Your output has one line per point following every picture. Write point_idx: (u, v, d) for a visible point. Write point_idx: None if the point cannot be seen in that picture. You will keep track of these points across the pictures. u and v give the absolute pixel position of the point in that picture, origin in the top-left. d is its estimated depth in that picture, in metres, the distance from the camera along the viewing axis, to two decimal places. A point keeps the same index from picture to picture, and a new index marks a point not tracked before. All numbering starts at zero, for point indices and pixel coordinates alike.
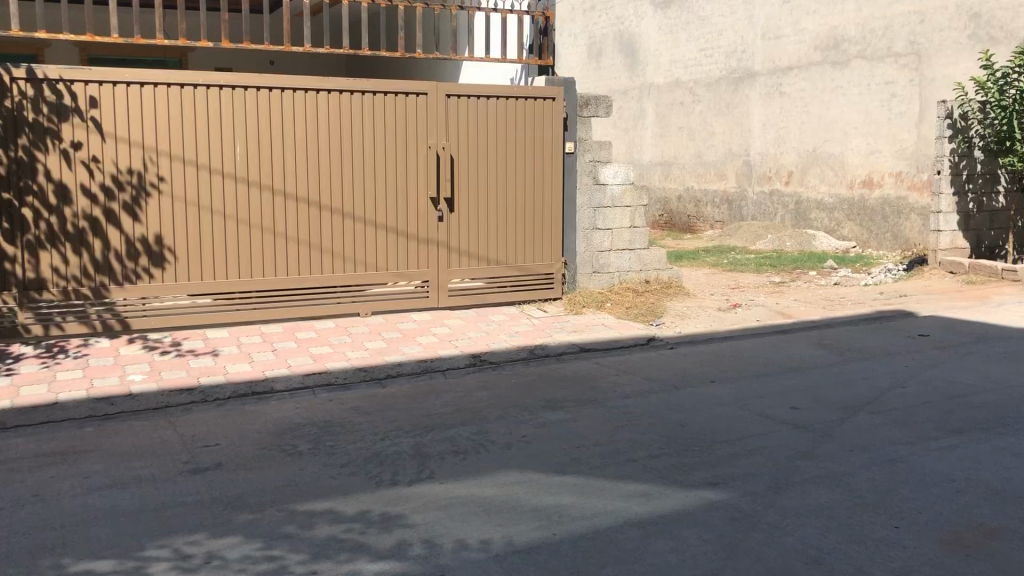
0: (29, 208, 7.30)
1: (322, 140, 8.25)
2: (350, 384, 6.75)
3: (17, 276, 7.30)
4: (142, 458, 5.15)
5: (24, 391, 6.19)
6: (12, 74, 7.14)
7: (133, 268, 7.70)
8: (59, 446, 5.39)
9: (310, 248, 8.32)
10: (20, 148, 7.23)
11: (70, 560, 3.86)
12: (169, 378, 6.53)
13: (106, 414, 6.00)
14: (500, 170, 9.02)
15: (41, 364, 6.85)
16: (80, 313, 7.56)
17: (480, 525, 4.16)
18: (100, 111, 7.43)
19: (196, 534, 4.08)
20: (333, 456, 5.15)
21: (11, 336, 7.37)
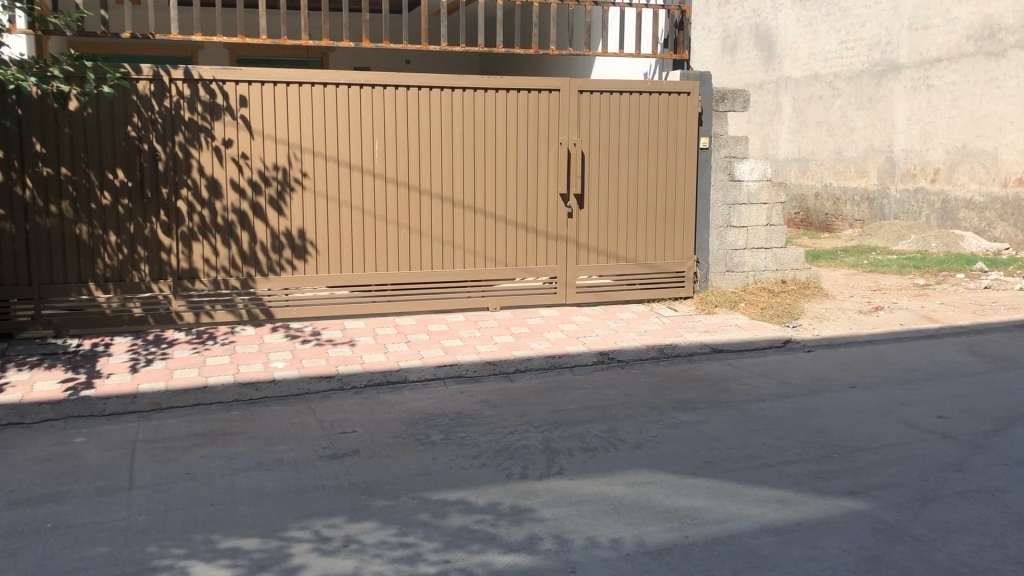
0: (184, 202, 7.72)
1: (456, 136, 8.39)
2: (480, 376, 6.83)
3: (172, 266, 7.74)
4: (284, 442, 5.37)
5: (177, 375, 6.55)
6: (171, 75, 7.54)
7: (278, 260, 8.03)
8: (209, 428, 5.68)
9: (442, 243, 8.47)
10: (177, 145, 7.64)
11: (220, 536, 4.06)
12: (309, 366, 6.79)
13: (251, 398, 6.29)
14: (632, 166, 8.93)
15: (193, 349, 7.24)
16: (228, 302, 7.95)
17: (610, 523, 4.13)
18: (249, 110, 7.79)
19: (335, 518, 4.22)
20: (464, 448, 5.23)
21: (166, 322, 7.82)
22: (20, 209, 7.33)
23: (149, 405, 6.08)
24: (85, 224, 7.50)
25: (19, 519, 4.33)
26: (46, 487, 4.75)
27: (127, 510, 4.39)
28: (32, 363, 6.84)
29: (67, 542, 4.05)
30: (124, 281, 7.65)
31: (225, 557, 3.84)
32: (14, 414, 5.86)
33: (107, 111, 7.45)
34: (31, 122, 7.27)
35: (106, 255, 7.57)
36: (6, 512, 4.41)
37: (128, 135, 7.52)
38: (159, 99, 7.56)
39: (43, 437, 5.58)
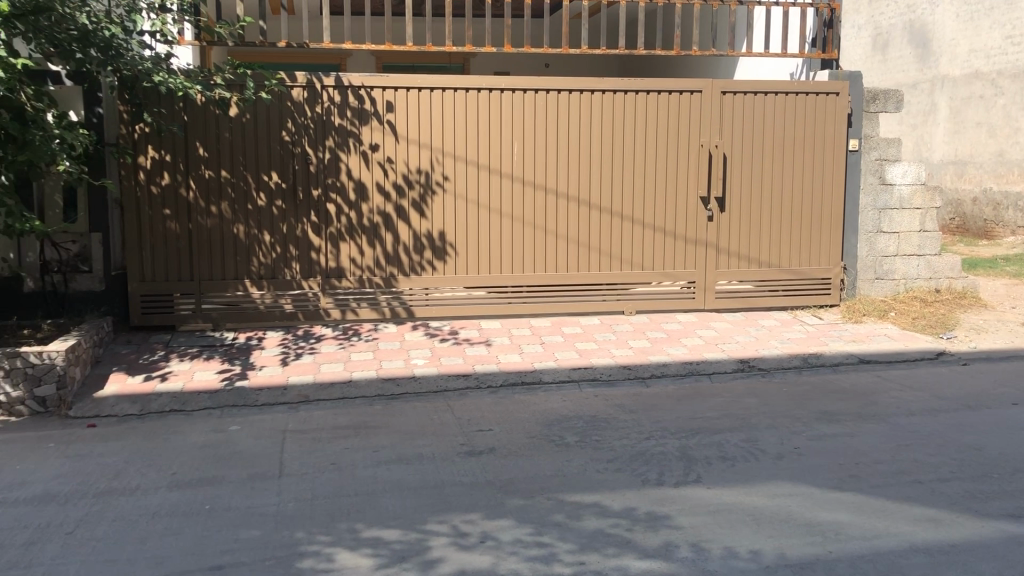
0: (333, 204, 8.04)
1: (595, 139, 8.38)
2: (615, 381, 6.79)
3: (321, 265, 8.08)
4: (423, 437, 5.51)
5: (323, 369, 6.84)
6: (323, 82, 7.86)
7: (419, 261, 8.25)
8: (353, 421, 5.89)
9: (579, 246, 8.49)
10: (327, 149, 7.96)
11: (362, 525, 4.21)
12: (447, 364, 6.93)
13: (392, 394, 6.47)
14: (776, 169, 8.70)
15: (338, 345, 7.53)
16: (372, 300, 8.21)
17: (749, 534, 4.04)
18: (395, 115, 8.03)
19: (472, 514, 4.30)
20: (599, 451, 5.22)
21: (314, 318, 8.15)
22: (184, 210, 7.82)
23: (297, 397, 6.36)
24: (243, 224, 7.93)
25: (180, 500, 4.62)
26: (204, 471, 5.04)
27: (278, 497, 4.61)
28: (192, 354, 7.28)
29: (223, 524, 4.29)
30: (277, 278, 8.03)
31: (367, 546, 3.98)
32: (176, 401, 6.26)
33: (264, 117, 7.85)
34: (196, 128, 7.74)
35: (261, 254, 7.98)
36: (169, 493, 4.72)
37: (282, 140, 7.89)
38: (312, 106, 7.90)
39: (201, 424, 5.94)
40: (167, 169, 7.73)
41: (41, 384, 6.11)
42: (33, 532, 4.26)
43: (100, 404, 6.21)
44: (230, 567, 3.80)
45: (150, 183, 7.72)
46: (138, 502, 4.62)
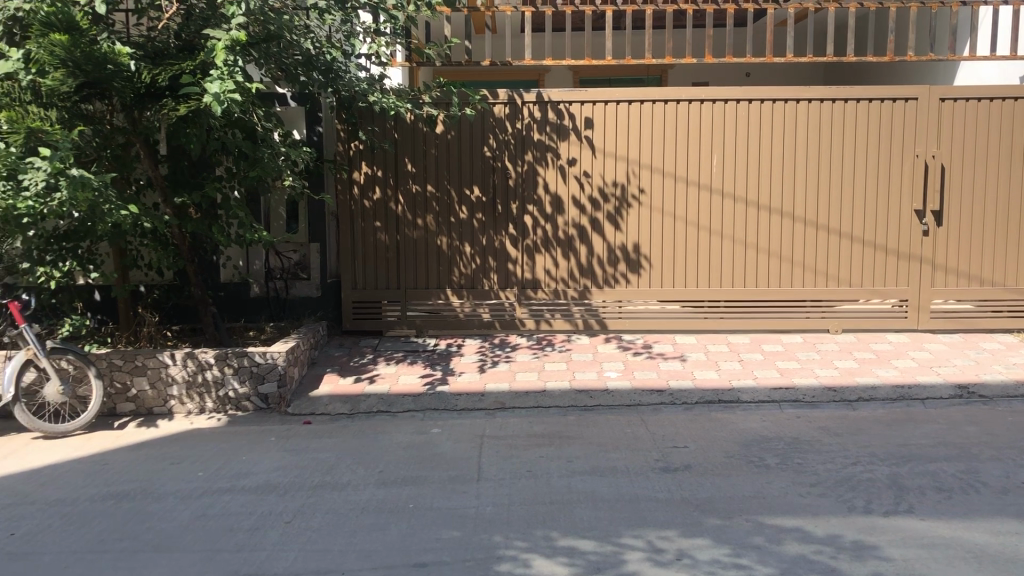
0: (530, 217, 8.23)
1: (799, 151, 8.10)
2: (818, 403, 6.51)
3: (517, 276, 8.27)
4: (618, 451, 5.51)
5: (519, 378, 6.99)
6: (523, 98, 8.05)
7: (613, 273, 8.27)
8: (548, 430, 5.98)
9: (780, 260, 8.22)
10: (526, 164, 8.15)
11: (558, 534, 4.27)
12: (641, 378, 6.90)
13: (586, 405, 6.52)
14: (1002, 180, 8.06)
15: (534, 354, 7.67)
16: (566, 312, 8.31)
17: (969, 572, 3.76)
18: (593, 130, 8.11)
19: (668, 530, 4.26)
20: (801, 474, 5.03)
21: (510, 327, 8.35)
22: (393, 222, 8.25)
23: (494, 404, 6.53)
24: (445, 236, 8.26)
25: (386, 497, 4.87)
26: (407, 471, 5.29)
27: (477, 500, 4.77)
28: (397, 358, 7.65)
29: (425, 523, 4.48)
30: (476, 288, 8.30)
31: (563, 555, 4.03)
32: (382, 403, 6.60)
33: (468, 133, 8.14)
34: (405, 145, 8.15)
35: (461, 264, 8.28)
36: (376, 490, 4.98)
37: (484, 155, 8.15)
38: (513, 122, 8.12)
39: (405, 426, 6.23)
40: (378, 184, 8.19)
41: (264, 381, 6.63)
42: (257, 519, 4.63)
43: (315, 403, 6.65)
44: (432, 565, 3.96)
45: (363, 197, 8.20)
46: (349, 497, 4.91)
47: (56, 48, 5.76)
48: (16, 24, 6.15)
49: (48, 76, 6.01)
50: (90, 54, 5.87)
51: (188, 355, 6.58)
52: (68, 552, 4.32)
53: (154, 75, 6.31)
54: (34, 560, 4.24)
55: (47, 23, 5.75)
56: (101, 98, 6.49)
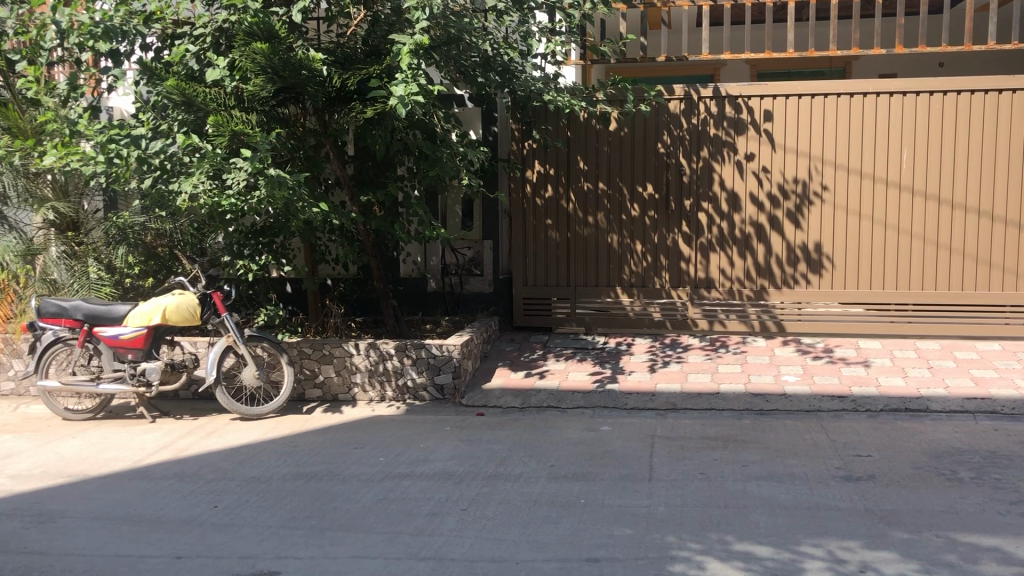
0: (705, 214, 8.09)
1: (1000, 145, 7.55)
2: (1020, 415, 6.03)
3: (691, 275, 8.15)
4: (796, 457, 5.33)
5: (691, 378, 6.90)
6: (700, 93, 7.92)
7: (793, 273, 8.00)
8: (721, 433, 5.86)
9: (977, 262, 7.69)
10: (702, 160, 8.02)
11: (733, 538, 4.18)
12: (821, 384, 6.64)
13: (761, 409, 6.34)
14: None
15: (706, 355, 7.53)
16: (741, 312, 8.10)
17: None
18: (772, 125, 7.87)
19: (850, 541, 4.09)
20: (1000, 491, 4.69)
21: (682, 328, 8.23)
22: (564, 220, 8.32)
23: (665, 405, 6.47)
24: (617, 234, 8.25)
25: (558, 492, 4.92)
26: (578, 467, 5.32)
27: (649, 499, 4.74)
28: (567, 355, 7.71)
29: (597, 519, 4.50)
30: (647, 287, 8.24)
31: (738, 559, 3.95)
32: (553, 398, 6.68)
33: (642, 130, 8.09)
34: (578, 143, 8.20)
35: (632, 263, 8.24)
36: (549, 484, 5.05)
37: (657, 152, 8.09)
38: (688, 117, 8.00)
39: (576, 422, 6.27)
40: (551, 182, 8.28)
41: (440, 372, 6.86)
42: (435, 505, 4.80)
43: (488, 395, 6.81)
44: (605, 561, 3.98)
45: (536, 195, 8.32)
46: (522, 489, 5.00)
47: (257, 56, 6.17)
48: (221, 35, 6.70)
49: (249, 82, 6.46)
50: (287, 61, 6.25)
51: (371, 345, 6.90)
52: (263, 526, 4.63)
53: (344, 79, 6.64)
54: (234, 532, 4.58)
55: (249, 32, 6.19)
56: (295, 102, 6.89)
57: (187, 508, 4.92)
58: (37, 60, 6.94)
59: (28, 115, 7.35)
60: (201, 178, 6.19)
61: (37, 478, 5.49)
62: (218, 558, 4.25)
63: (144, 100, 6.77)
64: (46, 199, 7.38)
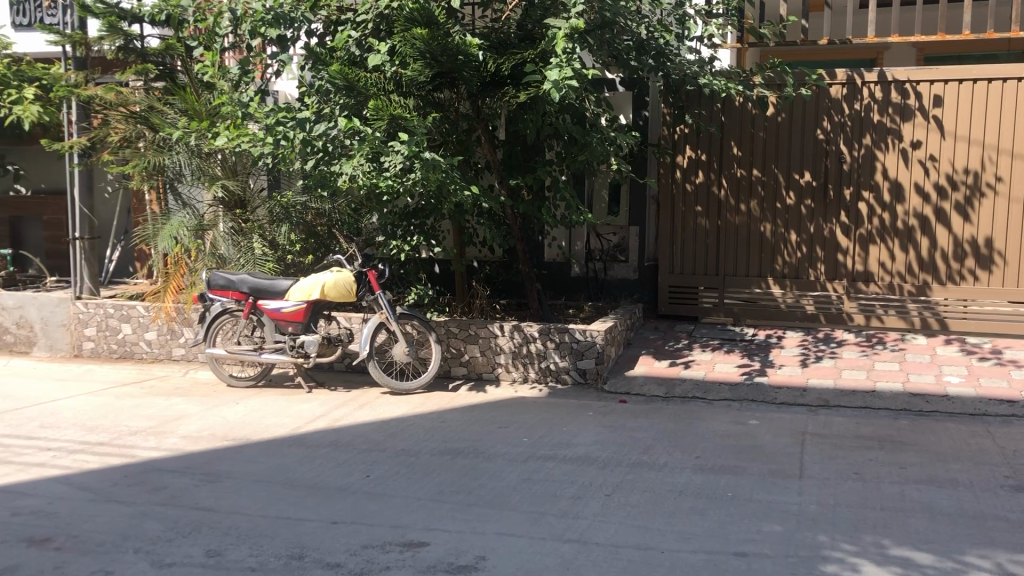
0: (865, 204, 7.75)
1: None
2: None
3: (847, 268, 7.84)
4: (961, 462, 5.06)
5: (845, 375, 6.65)
6: (864, 78, 7.59)
7: (960, 269, 7.56)
8: (877, 433, 5.63)
9: None
10: (864, 148, 7.68)
11: (890, 542, 4.02)
12: (987, 386, 6.27)
13: (921, 410, 6.05)
14: None
15: (862, 351, 7.24)
16: (901, 308, 7.73)
17: None
18: (943, 111, 7.44)
19: (1022, 555, 3.85)
20: None
21: (836, 322, 7.94)
22: (715, 207, 8.15)
23: (816, 401, 6.27)
24: (769, 223, 8.02)
25: (704, 483, 4.86)
26: (725, 459, 5.23)
27: (800, 497, 4.61)
28: (714, 345, 7.57)
29: (745, 513, 4.41)
30: (800, 278, 7.98)
31: (896, 564, 3.79)
32: (698, 389, 6.58)
33: (801, 116, 7.83)
34: (732, 128, 8.02)
35: (786, 253, 8.00)
36: (694, 475, 4.99)
37: (816, 138, 7.81)
38: (851, 103, 7.67)
39: (722, 414, 6.16)
40: (702, 168, 8.14)
41: (583, 357, 6.87)
42: (579, 489, 4.83)
43: (632, 382, 6.78)
44: (753, 556, 3.90)
45: (685, 181, 8.19)
46: (667, 478, 4.96)
47: (417, 41, 6.32)
48: (382, 21, 6.88)
49: (408, 67, 6.65)
50: (445, 46, 6.37)
51: (515, 328, 6.99)
52: (413, 498, 4.79)
53: (499, 64, 6.71)
54: (385, 502, 4.75)
55: (410, 18, 6.34)
56: (450, 86, 7.00)
57: (341, 476, 5.14)
58: (213, 46, 7.39)
59: (202, 99, 7.81)
60: (360, 161, 6.42)
61: (205, 440, 5.86)
62: (371, 526, 4.42)
63: (308, 84, 7.06)
64: (216, 177, 7.81)
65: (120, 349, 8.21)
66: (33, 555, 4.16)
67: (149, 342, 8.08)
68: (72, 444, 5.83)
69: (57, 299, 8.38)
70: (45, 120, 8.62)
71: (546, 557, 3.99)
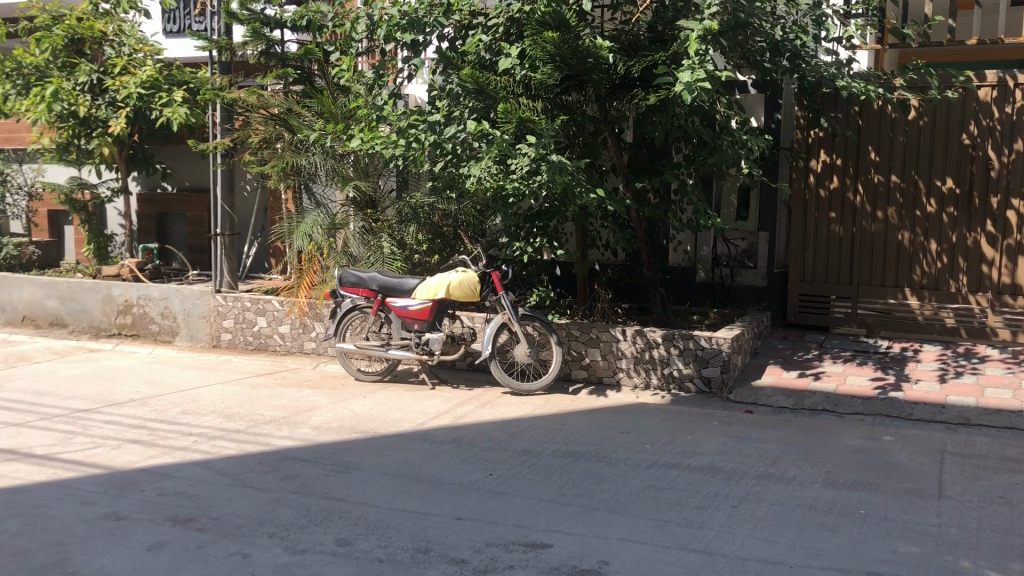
0: (1014, 213, 7.34)
1: None
2: None
3: (992, 280, 7.44)
4: None
5: (989, 392, 6.30)
6: (1017, 79, 7.18)
7: None
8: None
9: None
10: (1015, 153, 7.27)
11: None
12: None
13: None
14: None
15: (1007, 368, 6.84)
16: None
17: None
18: None
19: None
20: None
21: (979, 337, 7.52)
22: (850, 214, 7.88)
23: (957, 419, 5.97)
24: (908, 231, 7.70)
25: (836, 499, 4.69)
26: (858, 475, 5.05)
27: (940, 518, 4.40)
28: (845, 357, 7.32)
29: (880, 532, 4.25)
30: (940, 289, 7.62)
31: None
32: (828, 402, 6.38)
33: (944, 120, 7.49)
34: (870, 132, 7.73)
35: (925, 262, 7.66)
36: (825, 490, 4.83)
37: (961, 143, 7.44)
38: (1001, 106, 7.28)
39: (854, 429, 5.94)
40: (836, 173, 7.88)
41: (708, 365, 6.75)
42: (704, 498, 4.75)
43: (758, 392, 6.63)
44: None
45: (818, 186, 7.96)
46: (796, 492, 4.82)
47: (548, 44, 6.35)
48: (513, 24, 6.96)
49: (538, 70, 6.68)
50: (576, 49, 6.37)
51: (638, 332, 6.95)
52: (535, 498, 4.81)
53: (629, 66, 6.67)
54: (508, 501, 4.79)
55: (542, 22, 6.38)
56: (578, 89, 6.99)
57: (465, 473, 5.21)
58: (349, 51, 7.64)
59: (338, 102, 8.08)
60: (488, 163, 6.49)
61: (334, 431, 6.05)
62: (495, 524, 4.47)
63: (438, 87, 7.20)
64: (349, 177, 8.05)
65: (254, 341, 8.58)
66: (178, 534, 4.39)
67: (282, 335, 8.42)
68: (211, 430, 6.12)
69: (199, 292, 8.81)
70: (192, 121, 9.09)
71: (671, 565, 3.95)
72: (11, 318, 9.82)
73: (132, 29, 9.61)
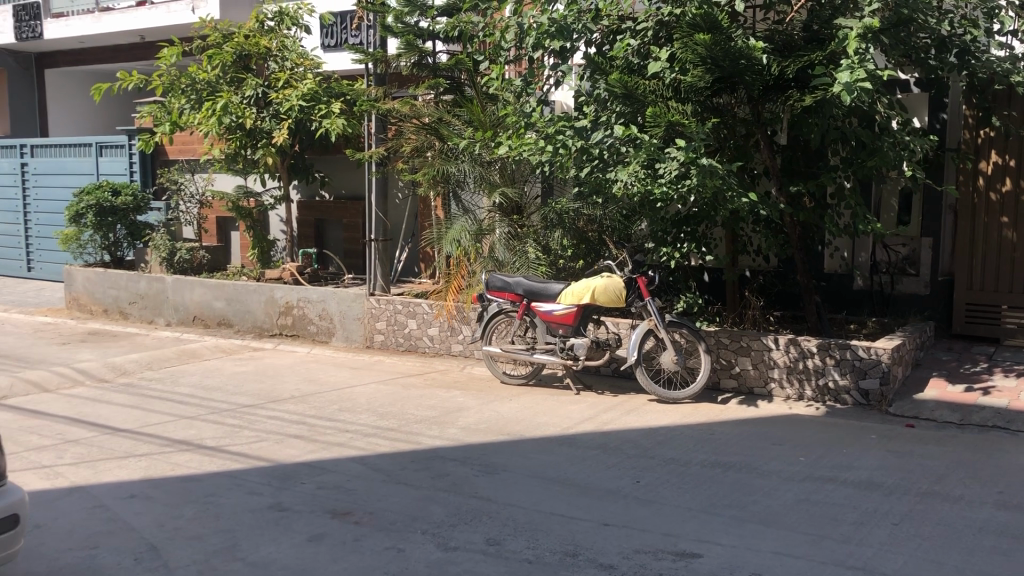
0: None
1: None
2: None
3: None
4: None
5: None
6: None
7: None
8: None
9: None
10: None
11: None
12: None
13: None
14: None
15: None
16: None
17: None
18: None
19: None
20: None
21: None
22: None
23: None
24: None
25: (1010, 522, 4.40)
26: None
27: None
28: (1019, 371, 6.85)
29: None
30: None
31: None
32: (1000, 418, 5.99)
33: None
34: None
35: None
36: (997, 512, 4.54)
37: None
38: None
39: None
40: (1009, 175, 7.42)
41: (866, 376, 6.47)
42: (863, 514, 4.55)
43: (920, 406, 6.31)
44: None
45: (989, 189, 7.53)
46: (965, 512, 4.55)
47: (699, 46, 6.25)
48: (662, 28, 6.91)
49: (688, 73, 6.58)
50: (727, 51, 6.24)
51: (791, 341, 6.74)
52: (684, 508, 4.74)
53: (783, 67, 6.50)
54: (656, 509, 4.74)
55: (692, 24, 6.31)
56: (729, 92, 6.86)
57: (612, 480, 5.20)
58: (499, 59, 7.79)
59: (488, 110, 8.24)
60: (636, 168, 6.44)
61: (482, 433, 6.17)
62: (643, 531, 4.44)
63: (585, 93, 7.22)
64: (496, 184, 8.19)
65: (405, 343, 8.85)
66: (336, 526, 4.58)
67: (431, 337, 8.66)
68: (365, 427, 6.36)
69: (354, 294, 9.17)
70: (349, 131, 9.48)
71: None
72: (184, 317, 10.51)
73: (294, 44, 10.11)
